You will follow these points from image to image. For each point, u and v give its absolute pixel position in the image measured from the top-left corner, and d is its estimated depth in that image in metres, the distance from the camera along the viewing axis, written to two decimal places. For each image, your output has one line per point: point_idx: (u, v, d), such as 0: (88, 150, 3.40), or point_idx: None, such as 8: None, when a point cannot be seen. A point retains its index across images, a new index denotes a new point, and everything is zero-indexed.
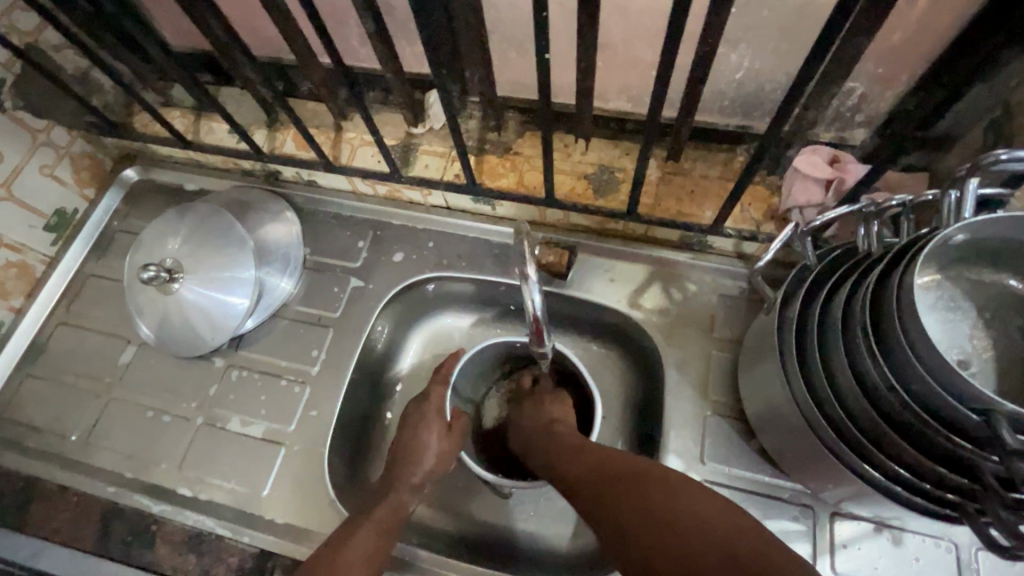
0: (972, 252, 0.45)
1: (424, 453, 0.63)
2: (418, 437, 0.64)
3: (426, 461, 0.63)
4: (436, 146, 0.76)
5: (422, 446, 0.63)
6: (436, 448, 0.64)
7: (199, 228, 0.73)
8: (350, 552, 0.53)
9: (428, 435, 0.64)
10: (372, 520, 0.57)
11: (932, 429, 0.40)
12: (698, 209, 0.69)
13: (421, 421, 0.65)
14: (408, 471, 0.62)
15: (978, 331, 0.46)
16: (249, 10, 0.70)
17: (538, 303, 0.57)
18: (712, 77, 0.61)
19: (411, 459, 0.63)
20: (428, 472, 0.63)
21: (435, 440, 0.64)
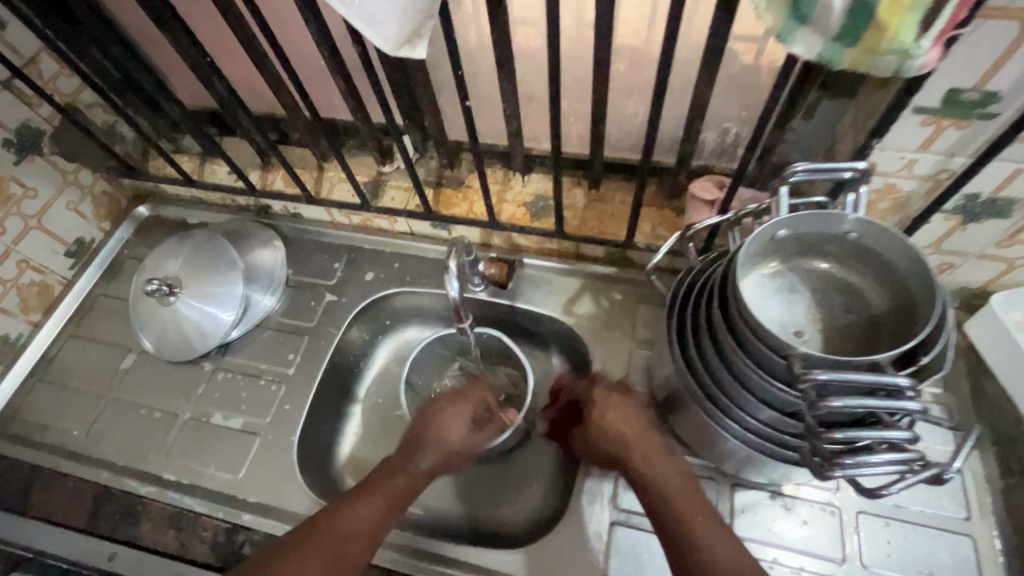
0: (799, 246, 0.57)
1: (445, 439, 0.70)
2: (438, 427, 0.70)
3: (448, 443, 0.70)
4: (402, 181, 0.90)
5: (443, 433, 0.70)
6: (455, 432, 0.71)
7: (198, 250, 0.86)
8: (358, 513, 0.61)
9: (450, 426, 0.71)
10: (386, 489, 0.65)
11: (761, 378, 0.51)
12: (616, 229, 0.82)
13: (443, 413, 0.72)
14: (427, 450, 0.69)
15: (812, 310, 0.57)
16: (248, 75, 0.86)
17: (456, 288, 0.68)
18: (618, 121, 0.76)
19: (428, 445, 0.69)
20: (443, 455, 0.69)
21: (455, 429, 0.71)
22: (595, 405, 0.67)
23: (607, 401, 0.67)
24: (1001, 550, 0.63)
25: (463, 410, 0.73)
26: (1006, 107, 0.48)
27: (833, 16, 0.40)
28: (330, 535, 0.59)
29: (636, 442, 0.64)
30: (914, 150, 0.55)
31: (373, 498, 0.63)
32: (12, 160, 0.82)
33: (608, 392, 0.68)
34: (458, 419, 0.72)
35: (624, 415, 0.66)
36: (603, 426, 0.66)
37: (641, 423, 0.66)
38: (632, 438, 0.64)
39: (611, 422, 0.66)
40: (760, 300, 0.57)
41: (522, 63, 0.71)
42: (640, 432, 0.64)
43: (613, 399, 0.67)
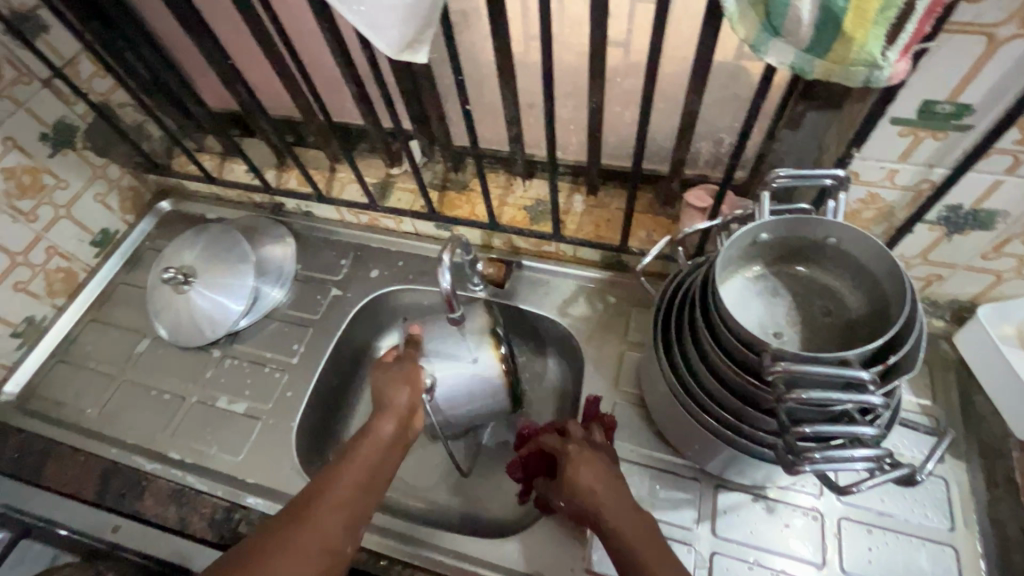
0: (779, 251, 0.59)
1: (395, 407, 0.67)
2: (387, 393, 0.68)
3: (394, 413, 0.66)
4: (409, 184, 0.94)
5: (393, 404, 0.67)
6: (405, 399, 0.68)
7: (212, 245, 0.91)
8: (330, 502, 0.58)
9: (395, 386, 0.68)
10: (351, 470, 0.61)
11: (739, 377, 0.53)
12: (612, 233, 0.84)
13: (386, 376, 0.70)
14: (381, 423, 0.65)
15: (792, 313, 0.59)
16: (268, 80, 0.91)
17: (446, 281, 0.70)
18: (615, 131, 0.79)
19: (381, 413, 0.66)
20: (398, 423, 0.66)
21: (405, 396, 0.68)
22: (568, 459, 0.64)
23: (579, 457, 0.64)
24: (983, 561, 0.63)
25: (409, 376, 0.70)
26: (980, 120, 0.50)
27: (802, 28, 0.42)
28: (310, 531, 0.55)
29: (605, 498, 0.60)
30: (894, 161, 0.57)
31: (345, 483, 0.60)
32: (47, 152, 0.87)
33: (582, 449, 0.64)
34: (408, 385, 0.69)
35: (597, 471, 0.62)
36: (573, 481, 0.62)
37: (614, 484, 0.61)
38: (602, 494, 0.60)
39: (581, 476, 0.62)
40: (741, 302, 0.59)
41: (523, 73, 0.75)
42: (613, 490, 0.60)
43: (586, 454, 0.64)
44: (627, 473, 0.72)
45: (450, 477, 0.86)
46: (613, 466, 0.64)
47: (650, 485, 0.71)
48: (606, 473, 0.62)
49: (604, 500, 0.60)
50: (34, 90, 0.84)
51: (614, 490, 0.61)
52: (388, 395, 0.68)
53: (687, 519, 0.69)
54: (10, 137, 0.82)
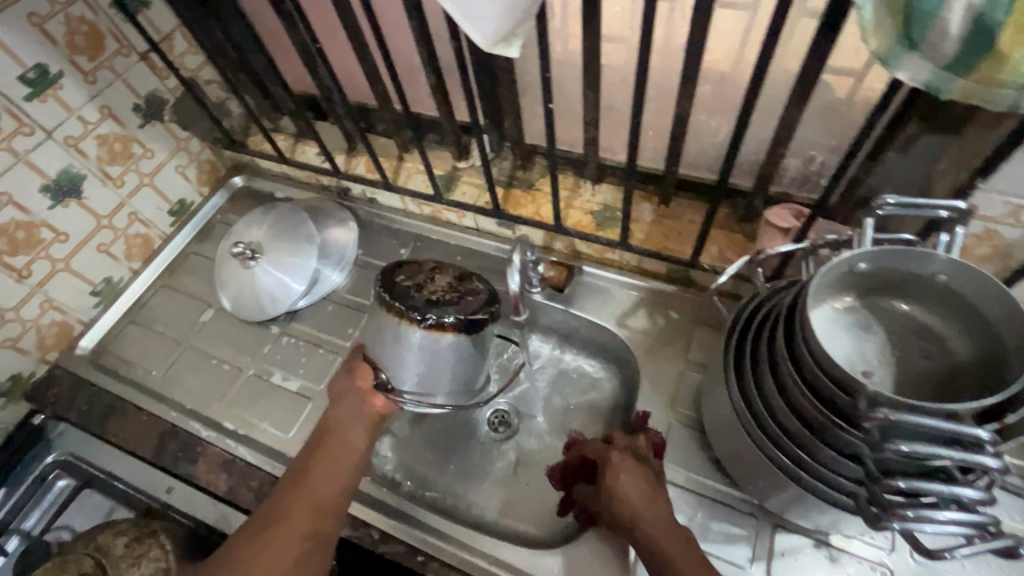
0: (876, 283, 0.54)
1: (350, 397, 0.67)
2: (343, 385, 0.68)
3: (353, 403, 0.67)
4: (475, 178, 0.93)
5: (345, 396, 0.68)
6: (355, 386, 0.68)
7: (280, 222, 0.92)
8: (298, 506, 0.60)
9: (347, 376, 0.69)
10: (318, 471, 0.63)
11: (819, 411, 0.49)
12: (682, 246, 0.81)
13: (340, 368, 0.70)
14: (341, 413, 0.66)
15: (886, 350, 0.54)
16: (347, 65, 0.91)
17: (514, 281, 0.69)
18: (697, 140, 0.75)
19: (337, 405, 0.67)
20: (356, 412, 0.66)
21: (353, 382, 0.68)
22: (609, 465, 0.63)
23: (622, 465, 0.62)
24: None
25: (355, 367, 0.69)
26: None
27: (945, 42, 0.38)
28: (275, 536, 0.57)
29: (642, 511, 0.58)
30: (1022, 195, 0.52)
31: (309, 480, 0.62)
32: (137, 122, 0.91)
33: (623, 458, 0.63)
34: (353, 374, 0.68)
35: (638, 483, 0.60)
36: (613, 488, 0.61)
37: (655, 499, 0.59)
38: (640, 508, 0.58)
39: (619, 485, 0.61)
40: (829, 334, 0.54)
41: (606, 73, 0.72)
42: (653, 504, 0.58)
43: (629, 464, 0.62)
44: (678, 498, 0.69)
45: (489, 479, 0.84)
46: (657, 479, 0.61)
47: (702, 515, 0.68)
48: (650, 484, 0.60)
49: (645, 511, 0.58)
50: (131, 63, 0.88)
51: (660, 505, 0.58)
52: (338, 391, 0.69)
53: (740, 556, 0.65)
54: (106, 106, 0.86)
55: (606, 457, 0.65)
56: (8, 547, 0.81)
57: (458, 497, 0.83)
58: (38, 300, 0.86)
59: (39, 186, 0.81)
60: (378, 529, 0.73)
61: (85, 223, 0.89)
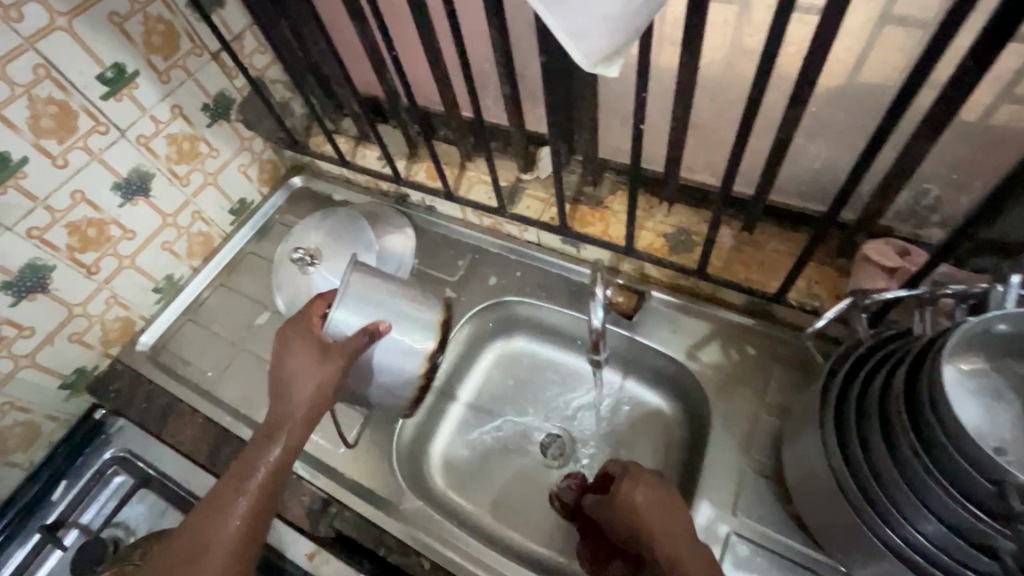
0: (1014, 346, 0.48)
1: (298, 391, 0.66)
2: (294, 378, 0.67)
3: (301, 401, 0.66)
4: (540, 191, 0.89)
5: (298, 387, 0.66)
6: (301, 388, 0.66)
7: (339, 228, 0.91)
8: (233, 499, 0.64)
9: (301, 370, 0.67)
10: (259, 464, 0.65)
11: (941, 488, 0.44)
12: (765, 278, 0.75)
13: (293, 355, 0.67)
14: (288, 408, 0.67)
15: (1020, 423, 0.48)
16: (415, 69, 0.88)
17: (598, 316, 0.69)
18: (792, 164, 0.69)
19: (286, 397, 0.67)
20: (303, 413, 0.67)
21: (299, 382, 0.66)
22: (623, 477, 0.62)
23: (638, 474, 0.62)
24: None
25: (313, 360, 0.66)
26: None
27: None
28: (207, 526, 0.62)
29: (660, 521, 0.57)
30: None
31: (248, 470, 0.65)
32: (206, 121, 0.91)
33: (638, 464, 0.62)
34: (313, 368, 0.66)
35: (653, 494, 0.59)
36: (628, 501, 0.60)
37: (672, 510, 0.58)
38: (658, 517, 0.58)
39: (633, 495, 0.60)
40: (956, 401, 0.48)
41: (698, 89, 0.66)
42: (670, 517, 0.58)
43: (645, 476, 0.61)
44: (752, 556, 0.64)
45: (542, 505, 0.81)
46: (672, 488, 0.61)
47: None
48: (665, 495, 0.59)
49: (663, 527, 0.57)
50: (203, 63, 0.87)
51: (677, 517, 0.58)
52: (283, 385, 0.68)
53: None
54: (177, 105, 0.86)
55: (625, 467, 0.63)
56: (68, 540, 0.82)
57: (508, 524, 0.80)
58: (104, 295, 0.87)
59: (112, 183, 0.81)
60: (429, 558, 0.71)
61: (151, 221, 0.89)
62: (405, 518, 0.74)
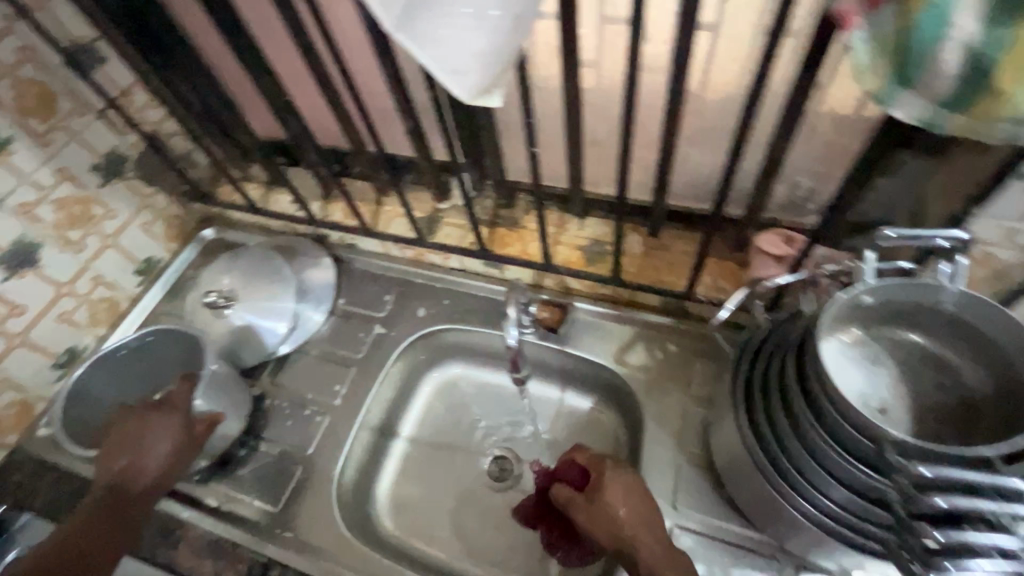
0: (883, 315, 0.53)
1: (146, 457, 0.67)
2: (141, 442, 0.68)
3: (149, 465, 0.67)
4: (457, 219, 0.91)
5: (145, 450, 0.68)
6: (158, 449, 0.68)
7: (250, 267, 0.90)
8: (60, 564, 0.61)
9: (153, 433, 0.68)
10: (101, 527, 0.64)
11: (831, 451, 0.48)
12: (674, 278, 0.80)
13: (143, 419, 0.69)
14: (133, 471, 0.67)
15: (898, 384, 0.53)
16: (318, 110, 0.88)
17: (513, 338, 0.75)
18: (683, 170, 0.74)
19: (131, 463, 0.67)
20: (156, 471, 0.68)
21: (156, 442, 0.68)
22: (604, 480, 0.64)
23: (616, 483, 0.63)
24: None
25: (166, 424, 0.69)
26: None
27: (942, 81, 0.37)
28: None
29: (638, 530, 0.59)
30: (1014, 219, 0.51)
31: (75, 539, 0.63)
32: (97, 182, 0.87)
33: (613, 472, 0.64)
34: (164, 433, 0.69)
35: (630, 496, 0.62)
36: (607, 504, 0.62)
37: (650, 517, 0.60)
38: (636, 525, 0.60)
39: (613, 503, 0.62)
40: (840, 370, 0.53)
41: (588, 110, 0.70)
42: (646, 521, 0.60)
43: (622, 479, 0.64)
44: (695, 546, 0.67)
45: (490, 524, 0.81)
46: (649, 493, 0.63)
47: (720, 563, 0.66)
48: (641, 496, 0.62)
49: (640, 529, 0.59)
50: (87, 122, 0.84)
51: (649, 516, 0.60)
52: (135, 441, 0.68)
53: None
54: (63, 168, 0.81)
55: (607, 471, 0.65)
56: None
57: (462, 555, 0.79)
58: None
59: None
60: None
61: (41, 293, 0.82)
62: (351, 568, 0.71)
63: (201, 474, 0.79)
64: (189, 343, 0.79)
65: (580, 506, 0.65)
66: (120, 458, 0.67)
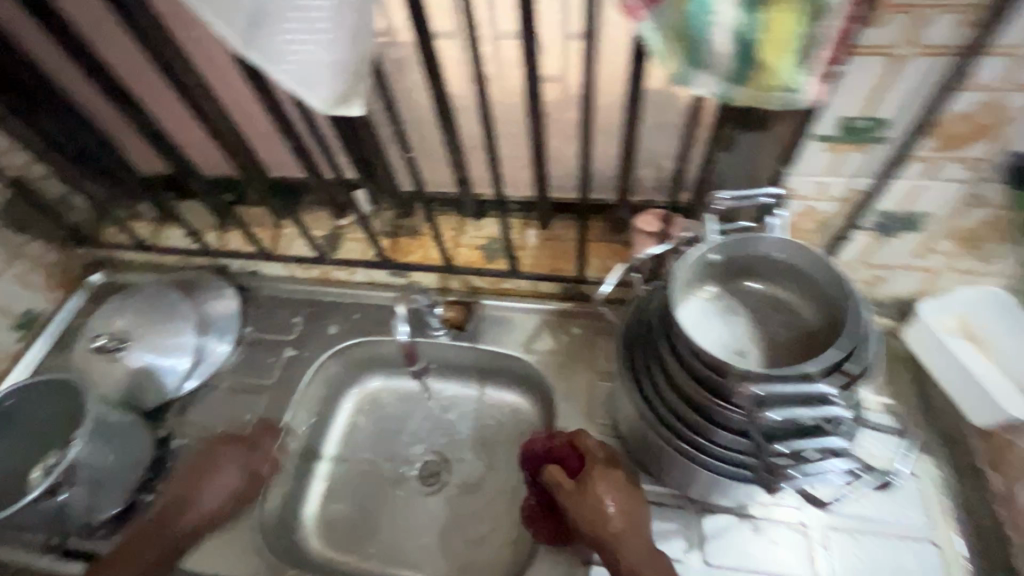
0: (731, 269, 0.60)
1: (217, 486, 0.74)
2: (218, 469, 0.75)
3: (218, 494, 0.74)
4: (358, 233, 0.92)
5: (234, 475, 0.75)
6: (231, 479, 0.75)
7: (144, 305, 0.86)
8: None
9: (214, 469, 0.75)
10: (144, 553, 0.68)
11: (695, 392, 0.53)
12: (569, 264, 0.85)
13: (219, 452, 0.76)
14: (196, 500, 0.72)
15: (751, 327, 0.60)
16: (201, 140, 0.87)
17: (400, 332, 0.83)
18: (560, 164, 0.80)
19: (223, 485, 0.74)
20: (219, 504, 0.74)
21: (227, 474, 0.75)
22: (595, 473, 0.64)
23: (606, 479, 0.64)
24: (966, 557, 0.63)
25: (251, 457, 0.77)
26: (893, 132, 0.53)
27: (722, 58, 0.44)
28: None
29: (622, 529, 0.61)
30: (822, 174, 0.59)
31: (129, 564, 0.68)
32: None
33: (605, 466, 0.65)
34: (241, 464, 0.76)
35: (616, 492, 0.63)
36: (597, 496, 0.62)
37: (632, 513, 0.63)
38: (622, 526, 0.61)
39: (603, 499, 0.62)
40: (699, 322, 0.59)
41: (463, 116, 0.75)
42: (627, 517, 0.62)
43: (611, 474, 0.64)
44: None
45: (420, 525, 0.82)
46: (634, 491, 0.65)
47: None
48: (627, 494, 0.64)
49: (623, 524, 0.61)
50: None
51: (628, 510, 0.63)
52: (212, 470, 0.75)
53: (676, 549, 0.67)
54: None
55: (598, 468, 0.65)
56: None
57: (394, 562, 0.79)
58: None
59: None
60: None
61: None
62: None
63: (106, 528, 0.75)
64: (70, 392, 0.75)
65: (573, 490, 0.63)
66: (174, 491, 0.73)
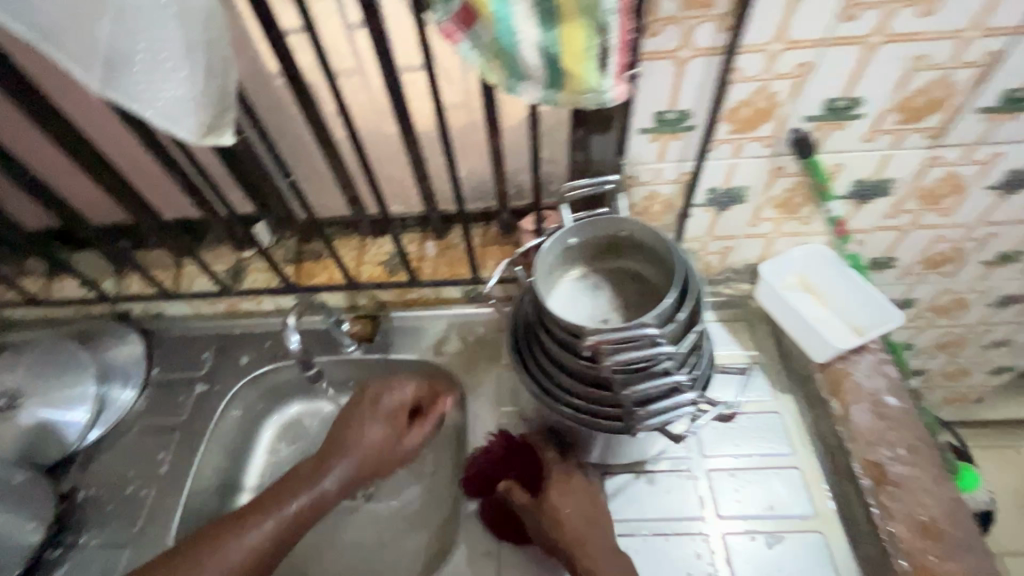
0: (589, 250, 0.69)
1: (366, 438, 0.74)
2: (358, 423, 0.75)
3: (372, 441, 0.74)
4: (262, 263, 0.94)
5: (377, 421, 0.75)
6: (379, 427, 0.75)
7: (37, 359, 0.83)
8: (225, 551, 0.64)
9: (371, 422, 0.75)
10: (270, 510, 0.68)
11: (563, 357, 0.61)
12: (465, 268, 0.90)
13: (365, 410, 0.76)
14: (353, 444, 0.73)
15: (613, 299, 0.68)
16: (87, 186, 0.87)
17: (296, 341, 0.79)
18: (444, 178, 0.86)
19: (350, 440, 0.73)
20: (381, 445, 0.74)
21: (373, 423, 0.75)
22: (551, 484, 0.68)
23: (564, 488, 0.68)
24: (823, 477, 0.74)
25: (403, 403, 0.78)
26: (698, 120, 0.64)
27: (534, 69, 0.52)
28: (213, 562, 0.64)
29: (584, 533, 0.65)
30: (654, 161, 0.69)
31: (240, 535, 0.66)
32: None
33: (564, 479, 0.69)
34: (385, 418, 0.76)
35: (573, 500, 0.67)
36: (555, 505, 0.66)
37: (592, 517, 0.67)
38: (581, 530, 0.65)
39: (560, 506, 0.66)
40: (567, 301, 0.68)
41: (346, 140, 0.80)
42: (587, 520, 0.66)
43: (569, 483, 0.69)
44: None
45: (348, 537, 0.84)
46: (593, 498, 0.69)
47: None
48: (586, 500, 0.68)
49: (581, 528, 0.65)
50: None
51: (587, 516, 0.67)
52: (350, 425, 0.75)
53: None
54: None
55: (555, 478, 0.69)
56: None
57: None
58: None
59: None
60: None
61: None
62: None
63: None
64: None
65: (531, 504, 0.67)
66: (345, 441, 0.74)
